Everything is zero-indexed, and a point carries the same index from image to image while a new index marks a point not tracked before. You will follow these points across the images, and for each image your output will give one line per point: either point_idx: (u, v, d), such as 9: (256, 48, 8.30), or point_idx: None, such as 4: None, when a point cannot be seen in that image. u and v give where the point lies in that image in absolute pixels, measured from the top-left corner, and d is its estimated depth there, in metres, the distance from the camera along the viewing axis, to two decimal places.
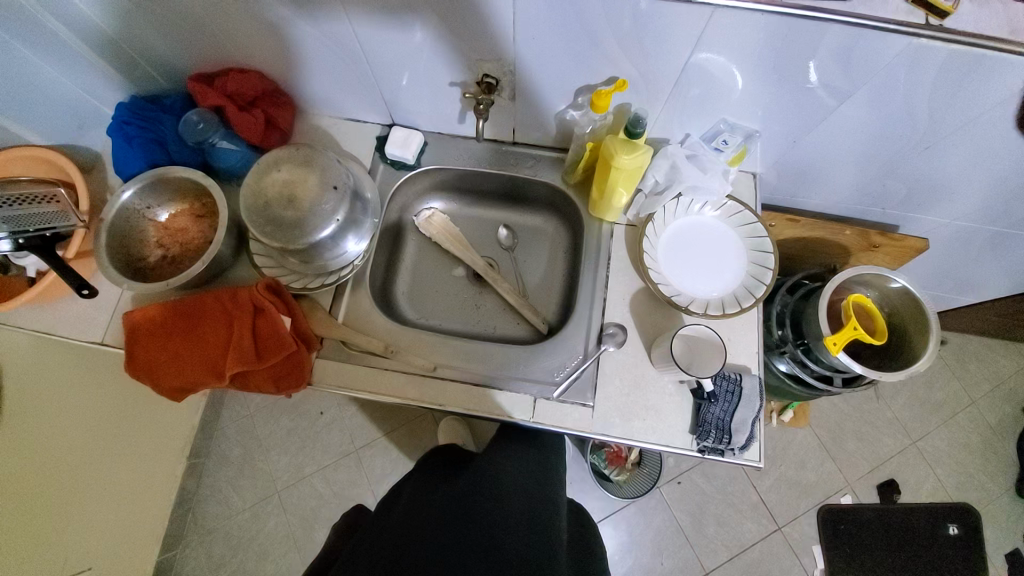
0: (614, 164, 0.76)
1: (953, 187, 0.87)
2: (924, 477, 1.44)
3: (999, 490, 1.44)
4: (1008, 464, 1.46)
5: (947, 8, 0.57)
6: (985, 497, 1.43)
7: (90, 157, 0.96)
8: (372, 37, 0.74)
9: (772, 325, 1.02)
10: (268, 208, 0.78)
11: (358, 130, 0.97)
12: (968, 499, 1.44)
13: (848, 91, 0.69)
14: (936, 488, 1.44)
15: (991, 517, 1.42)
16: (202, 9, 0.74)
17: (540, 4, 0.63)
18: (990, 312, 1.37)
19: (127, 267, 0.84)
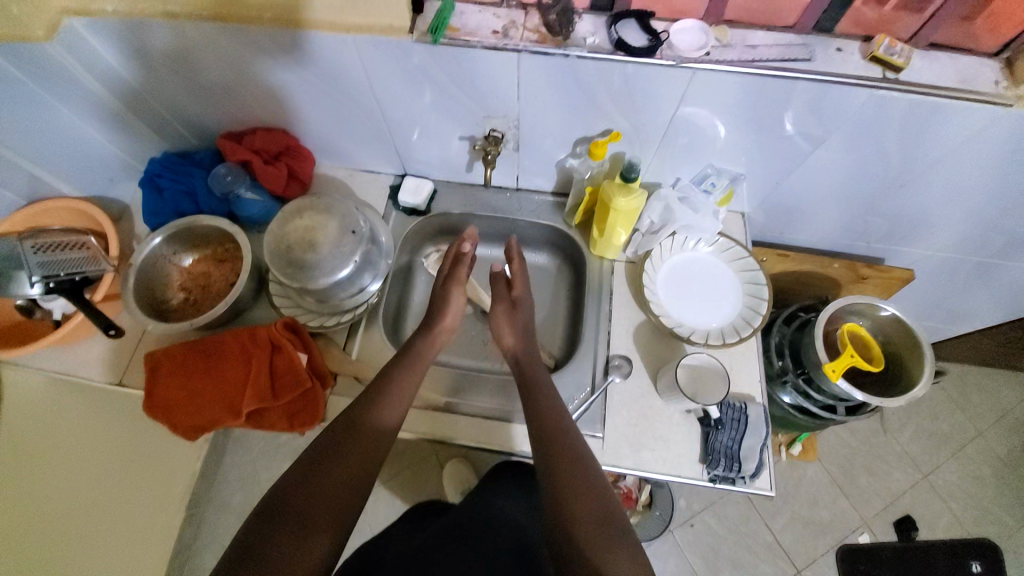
0: (612, 205, 0.82)
1: (928, 221, 0.93)
2: (940, 513, 1.42)
3: (1020, 525, 1.41)
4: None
5: (901, 64, 0.65)
6: (1005, 533, 1.40)
7: (118, 207, 1.03)
8: (390, 98, 0.83)
9: (771, 356, 1.05)
10: (290, 252, 0.83)
11: (372, 180, 1.04)
12: (989, 536, 1.40)
13: (821, 136, 0.76)
14: (955, 524, 1.41)
15: (1015, 554, 1.38)
16: (240, 77, 0.83)
17: (540, 70, 0.72)
18: (984, 341, 1.40)
19: (151, 310, 0.88)
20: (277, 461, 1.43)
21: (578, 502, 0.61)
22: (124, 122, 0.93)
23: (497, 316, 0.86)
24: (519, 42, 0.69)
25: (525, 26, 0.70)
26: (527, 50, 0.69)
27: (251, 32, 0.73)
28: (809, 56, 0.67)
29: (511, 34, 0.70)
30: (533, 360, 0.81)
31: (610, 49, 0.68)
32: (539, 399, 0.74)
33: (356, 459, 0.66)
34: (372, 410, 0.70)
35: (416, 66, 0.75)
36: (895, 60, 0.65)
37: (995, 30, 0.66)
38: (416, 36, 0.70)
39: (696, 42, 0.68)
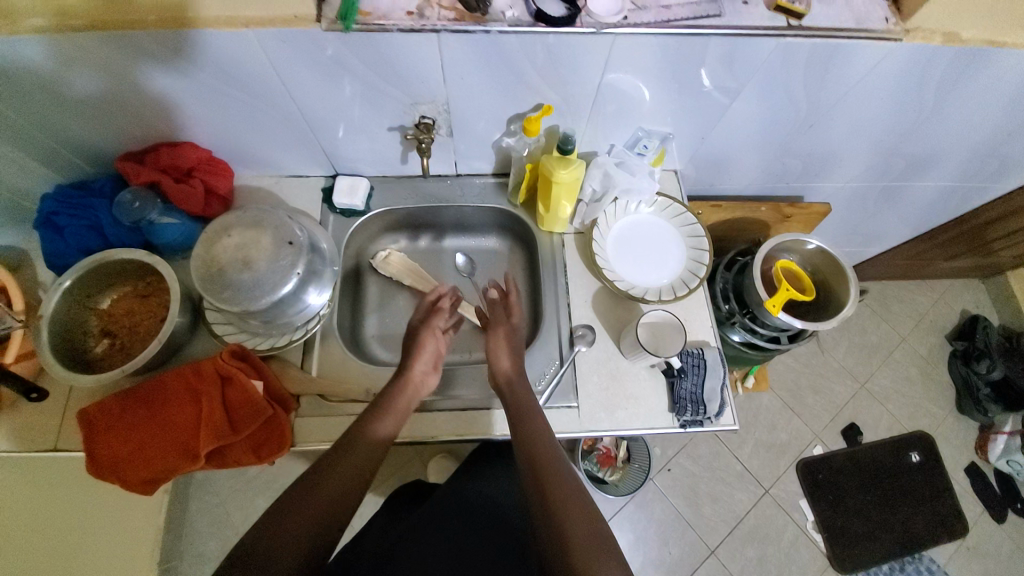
0: (554, 179, 0.83)
1: (839, 156, 1.02)
2: (877, 414, 1.60)
3: (941, 411, 1.62)
4: (942, 387, 1.65)
5: (802, 11, 0.70)
6: (931, 420, 1.60)
7: (16, 256, 0.90)
8: (305, 94, 0.77)
9: (717, 301, 1.11)
10: (223, 273, 0.77)
11: (302, 185, 0.98)
12: (921, 427, 1.60)
13: (737, 88, 0.80)
14: (890, 421, 1.60)
15: (941, 436, 1.59)
16: (126, 86, 0.74)
17: (463, 48, 0.68)
18: (896, 257, 1.57)
19: (74, 363, 0.79)
20: (250, 495, 1.36)
21: (566, 510, 0.64)
22: None
23: (498, 338, 0.83)
24: (436, 21, 0.65)
25: (440, 4, 0.66)
26: (446, 30, 0.65)
27: (135, 37, 0.66)
28: (719, 11, 0.70)
29: (427, 13, 0.65)
30: (525, 385, 0.80)
31: (530, 21, 0.67)
32: (533, 422, 0.74)
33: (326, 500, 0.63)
34: (345, 457, 0.69)
35: (328, 57, 0.69)
36: (797, 7, 0.70)
37: None
38: (326, 24, 0.64)
39: (612, 7, 0.68)
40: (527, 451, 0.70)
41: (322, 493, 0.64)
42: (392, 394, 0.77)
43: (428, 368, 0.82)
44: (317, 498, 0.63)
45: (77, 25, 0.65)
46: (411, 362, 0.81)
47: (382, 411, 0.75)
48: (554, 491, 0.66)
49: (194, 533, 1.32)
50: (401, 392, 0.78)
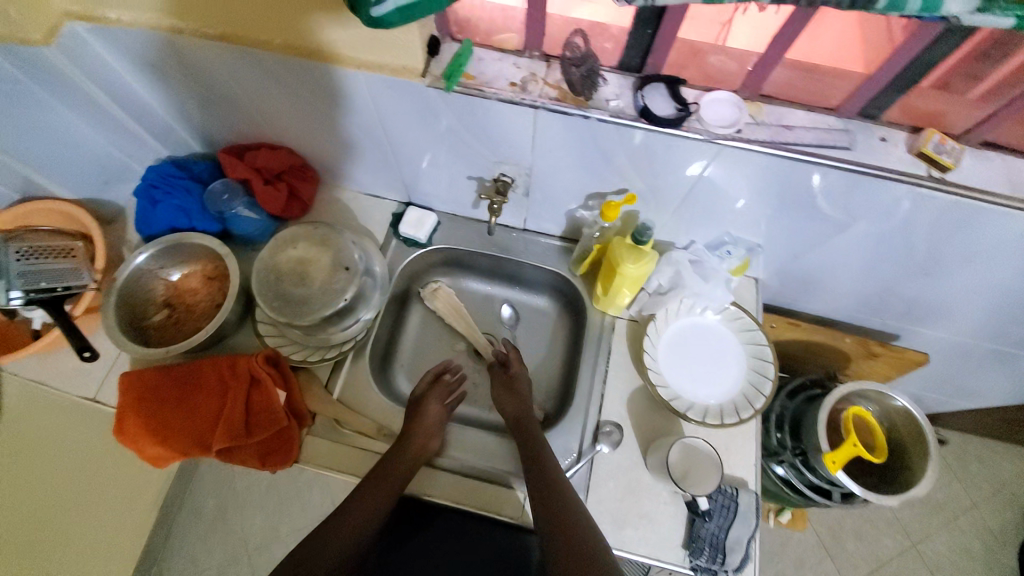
0: (619, 270, 0.78)
1: (950, 308, 0.89)
2: None
3: None
4: None
5: (948, 164, 0.61)
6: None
7: (112, 211, 1.00)
8: (398, 131, 0.79)
9: (770, 426, 1.02)
10: (279, 282, 0.80)
11: (375, 205, 1.00)
12: None
13: (847, 221, 0.72)
14: None
15: None
16: (242, 91, 0.79)
17: (558, 127, 0.66)
18: (992, 417, 1.35)
19: (132, 329, 0.85)
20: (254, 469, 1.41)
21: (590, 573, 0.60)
22: (121, 125, 0.90)
23: (498, 383, 0.89)
24: (537, 98, 0.63)
25: (545, 80, 0.64)
26: (544, 108, 0.63)
27: (260, 56, 0.69)
28: (848, 143, 0.63)
29: (531, 88, 0.64)
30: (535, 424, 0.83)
31: (634, 115, 0.62)
32: (547, 473, 0.72)
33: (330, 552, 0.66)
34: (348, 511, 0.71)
35: (425, 106, 0.70)
36: (943, 160, 0.61)
37: None
38: (429, 80, 0.64)
39: (726, 117, 0.62)
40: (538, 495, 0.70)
41: (348, 529, 0.69)
42: (400, 450, 0.78)
43: (431, 433, 0.81)
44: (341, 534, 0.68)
45: (211, 33, 0.70)
46: (413, 424, 0.81)
47: (390, 464, 0.76)
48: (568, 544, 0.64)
49: (197, 490, 1.38)
50: (408, 448, 0.78)
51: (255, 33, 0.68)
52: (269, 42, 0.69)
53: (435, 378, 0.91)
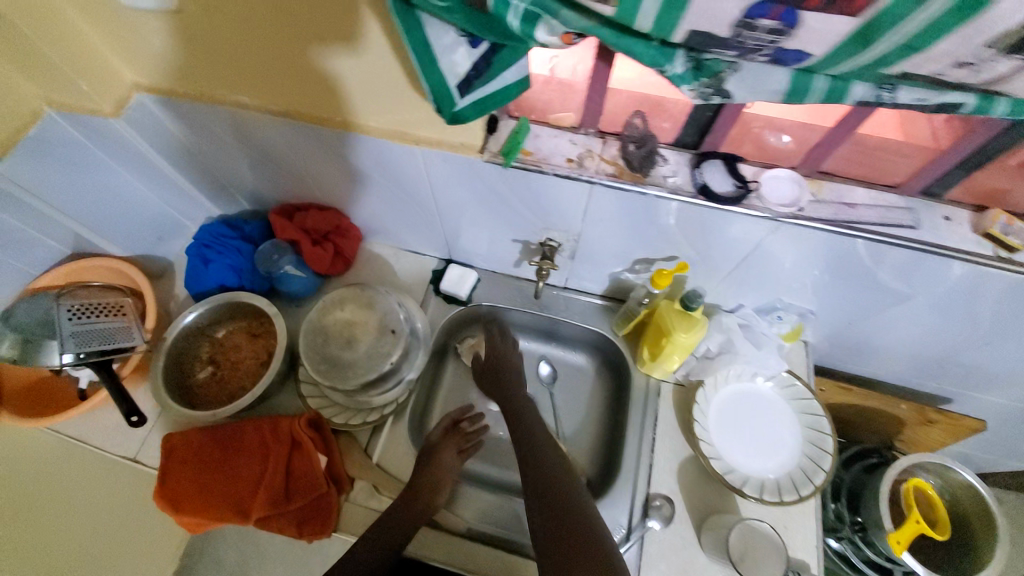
0: (670, 338, 0.77)
1: (1014, 377, 0.85)
2: None
3: None
4: None
5: (1018, 246, 0.59)
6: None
7: (161, 266, 1.02)
8: (447, 197, 0.80)
9: (824, 497, 0.97)
10: (326, 345, 0.79)
11: (416, 262, 1.01)
12: None
13: (907, 293, 0.70)
14: None
15: None
16: (296, 158, 0.82)
17: (613, 200, 0.67)
18: None
19: (177, 388, 0.85)
20: None
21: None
22: (178, 185, 0.93)
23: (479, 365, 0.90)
24: (594, 174, 0.64)
25: (602, 156, 0.65)
26: (601, 184, 0.64)
27: (321, 130, 0.72)
28: (913, 223, 0.62)
29: (588, 164, 0.64)
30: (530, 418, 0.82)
31: (692, 192, 0.62)
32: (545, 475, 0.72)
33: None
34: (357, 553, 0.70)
35: (480, 178, 0.71)
36: (1012, 241, 0.60)
37: None
38: (487, 156, 0.66)
39: (786, 195, 0.62)
40: (538, 499, 0.70)
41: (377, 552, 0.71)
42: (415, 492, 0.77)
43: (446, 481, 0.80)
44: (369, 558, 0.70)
45: (274, 109, 0.72)
46: (429, 467, 0.80)
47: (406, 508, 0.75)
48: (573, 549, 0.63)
49: None
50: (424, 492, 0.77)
51: (288, 88, 0.69)
52: (292, 87, 0.68)
53: (453, 425, 0.89)
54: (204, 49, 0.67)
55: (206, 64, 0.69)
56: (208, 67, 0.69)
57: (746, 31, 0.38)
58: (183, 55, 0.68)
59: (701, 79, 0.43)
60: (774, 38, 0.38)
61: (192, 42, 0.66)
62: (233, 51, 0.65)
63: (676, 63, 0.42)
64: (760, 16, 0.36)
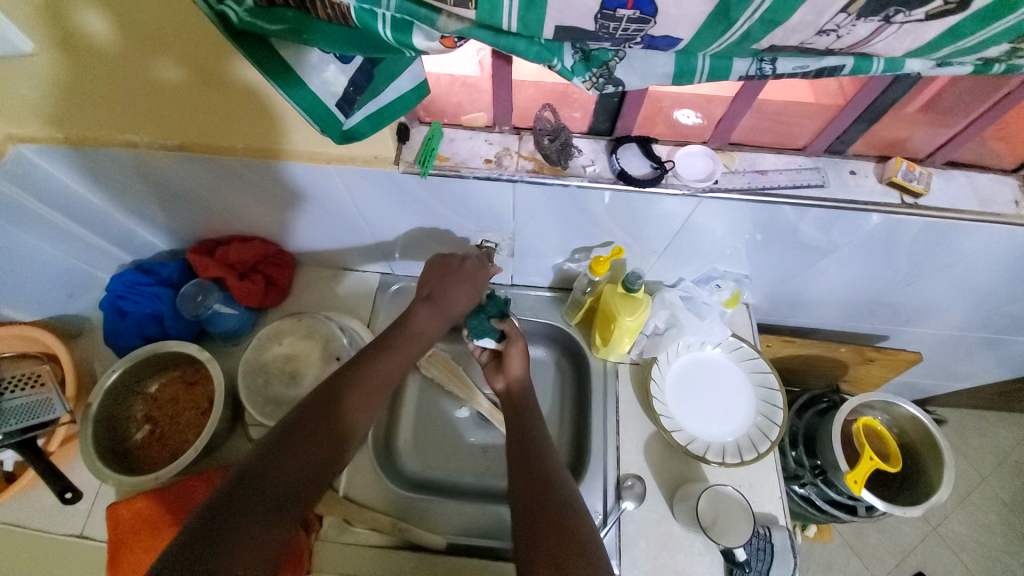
0: (617, 322, 0.78)
1: (937, 306, 0.91)
2: (952, 568, 1.31)
3: None
4: None
5: (921, 190, 0.63)
6: None
7: (78, 322, 0.94)
8: (372, 213, 0.77)
9: (785, 447, 0.99)
10: (267, 385, 0.77)
11: (355, 280, 0.96)
12: None
13: (830, 249, 0.74)
14: None
15: None
16: (202, 190, 0.76)
17: (537, 195, 0.66)
18: (988, 392, 1.33)
19: (114, 454, 0.80)
20: None
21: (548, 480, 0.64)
22: (79, 239, 0.85)
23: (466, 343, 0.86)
24: (514, 172, 0.63)
25: (520, 153, 0.64)
26: (523, 182, 0.63)
27: (226, 161, 0.68)
28: (822, 181, 0.64)
29: (506, 163, 0.64)
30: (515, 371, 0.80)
31: (612, 178, 0.63)
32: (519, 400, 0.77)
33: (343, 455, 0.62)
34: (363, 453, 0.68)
35: (399, 189, 0.68)
36: (915, 186, 0.63)
37: (1016, 149, 0.65)
38: (403, 167, 0.64)
39: (701, 170, 0.63)
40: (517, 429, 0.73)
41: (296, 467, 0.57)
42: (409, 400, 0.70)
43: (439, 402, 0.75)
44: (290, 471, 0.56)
45: (170, 144, 0.67)
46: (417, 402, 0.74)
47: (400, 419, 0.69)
48: (549, 535, 0.57)
49: None
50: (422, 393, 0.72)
51: (179, 118, 0.64)
52: (166, 114, 0.63)
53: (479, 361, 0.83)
54: (92, 55, 0.55)
55: (88, 81, 0.59)
56: (92, 93, 0.61)
57: (607, 23, 0.35)
58: (63, 95, 0.61)
59: (591, 68, 0.41)
60: (638, 28, 0.35)
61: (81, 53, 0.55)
62: (121, 69, 0.57)
63: (564, 57, 0.40)
64: (617, 7, 0.34)
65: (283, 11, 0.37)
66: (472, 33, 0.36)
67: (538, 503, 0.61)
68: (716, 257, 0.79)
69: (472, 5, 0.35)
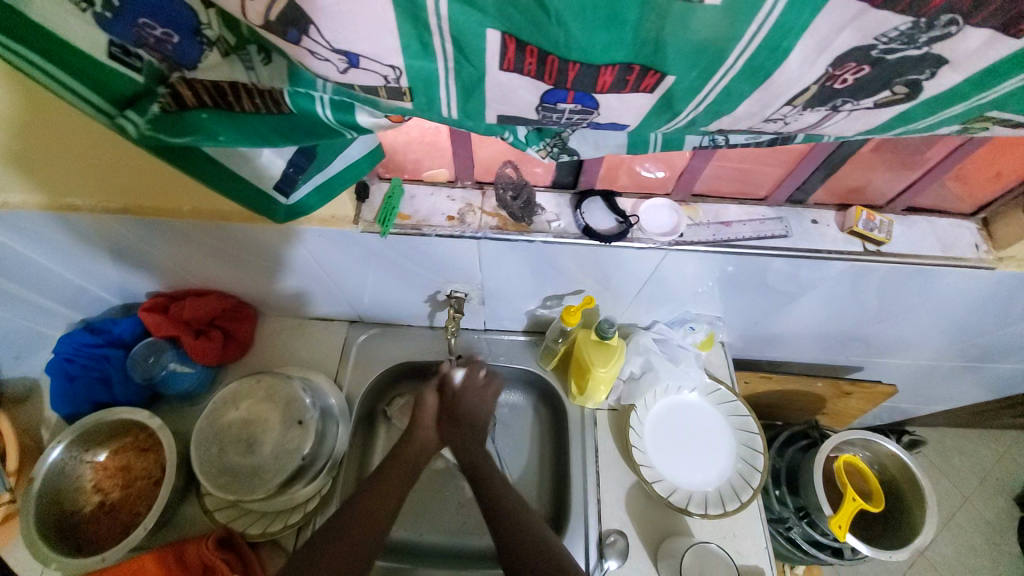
0: (591, 373, 0.76)
1: (907, 339, 0.92)
2: None
3: None
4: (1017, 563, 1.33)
5: (882, 239, 0.64)
6: None
7: (25, 386, 0.86)
8: (335, 267, 0.74)
9: (768, 485, 0.96)
10: (222, 456, 0.74)
11: (322, 331, 0.92)
12: None
13: (798, 291, 0.74)
14: None
15: None
16: (149, 246, 0.72)
17: (503, 249, 0.65)
18: (963, 412, 1.34)
19: (57, 531, 0.73)
20: None
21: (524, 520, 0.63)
22: (24, 299, 0.80)
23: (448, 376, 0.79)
24: (478, 229, 0.62)
25: (483, 209, 0.63)
26: (487, 239, 0.62)
27: (179, 225, 0.66)
28: (785, 231, 0.65)
29: (469, 220, 0.63)
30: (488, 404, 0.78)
31: (577, 234, 0.62)
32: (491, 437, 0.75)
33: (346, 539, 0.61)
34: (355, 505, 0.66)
35: (361, 245, 0.66)
36: (876, 235, 0.64)
37: (972, 194, 0.67)
38: (363, 226, 0.62)
39: (665, 224, 0.63)
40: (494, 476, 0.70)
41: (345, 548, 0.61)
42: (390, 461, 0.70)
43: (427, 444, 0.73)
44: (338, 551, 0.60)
45: (113, 207, 0.65)
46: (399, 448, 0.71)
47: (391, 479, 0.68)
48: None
49: None
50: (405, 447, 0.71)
51: (126, 179, 0.61)
52: (114, 175, 0.60)
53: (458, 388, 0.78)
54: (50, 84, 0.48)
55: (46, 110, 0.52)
56: (45, 130, 0.54)
57: (550, 114, 0.34)
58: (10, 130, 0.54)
59: (545, 138, 0.40)
60: (581, 118, 0.35)
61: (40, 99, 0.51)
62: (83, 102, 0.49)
63: (516, 130, 0.39)
64: (557, 101, 0.33)
65: (196, 115, 0.35)
66: (413, 116, 0.35)
67: (521, 536, 0.62)
68: (689, 300, 0.78)
69: (408, 97, 0.33)
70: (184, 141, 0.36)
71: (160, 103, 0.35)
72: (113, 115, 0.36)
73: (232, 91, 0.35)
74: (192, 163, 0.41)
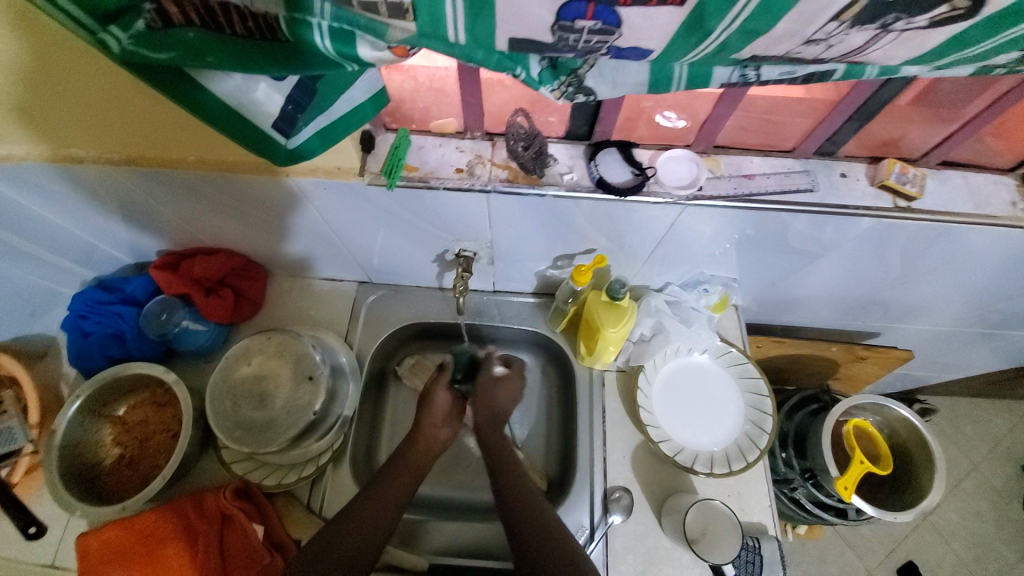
0: (601, 333, 0.76)
1: (929, 305, 0.89)
2: (942, 556, 1.31)
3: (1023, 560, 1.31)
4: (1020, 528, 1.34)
5: (914, 194, 0.61)
6: (1006, 570, 1.29)
7: (43, 342, 0.88)
8: (342, 226, 0.73)
9: (774, 448, 0.97)
10: (236, 409, 0.75)
11: (332, 291, 0.92)
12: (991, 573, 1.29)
13: (819, 251, 0.71)
14: (957, 566, 1.30)
15: None
16: (154, 200, 0.71)
17: (513, 204, 0.62)
18: (979, 381, 1.32)
19: (81, 481, 0.76)
20: None
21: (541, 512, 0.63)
22: (36, 255, 0.79)
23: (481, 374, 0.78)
24: (487, 182, 0.60)
25: (492, 161, 0.61)
26: (496, 191, 0.60)
27: (181, 176, 0.64)
28: (811, 185, 0.61)
29: (479, 172, 0.60)
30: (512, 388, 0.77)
31: (590, 187, 0.60)
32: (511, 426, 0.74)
33: (372, 514, 0.63)
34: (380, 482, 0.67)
35: (368, 202, 0.64)
36: (907, 189, 0.61)
37: (1013, 148, 0.63)
38: (368, 178, 0.60)
39: (683, 176, 0.60)
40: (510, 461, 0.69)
41: (357, 520, 0.63)
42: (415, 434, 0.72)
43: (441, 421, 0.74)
44: (354, 525, 0.62)
45: (118, 158, 0.63)
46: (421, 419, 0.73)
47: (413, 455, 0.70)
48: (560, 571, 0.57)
49: None
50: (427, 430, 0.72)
51: (126, 130, 0.59)
52: (116, 126, 0.59)
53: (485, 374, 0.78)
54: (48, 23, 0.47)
55: (50, 59, 0.50)
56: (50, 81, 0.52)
57: (566, 35, 0.32)
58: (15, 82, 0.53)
59: (560, 76, 0.37)
60: (600, 41, 0.32)
61: (32, 39, 0.48)
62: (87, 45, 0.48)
63: (529, 65, 0.36)
64: (575, 18, 0.31)
65: (182, 33, 0.34)
66: (418, 43, 0.33)
67: (523, 512, 0.63)
68: (705, 261, 0.76)
69: (410, 16, 0.31)
70: (166, 58, 0.36)
71: (145, 19, 0.34)
72: (96, 31, 0.35)
73: (222, 12, 0.33)
74: (177, 87, 0.40)
